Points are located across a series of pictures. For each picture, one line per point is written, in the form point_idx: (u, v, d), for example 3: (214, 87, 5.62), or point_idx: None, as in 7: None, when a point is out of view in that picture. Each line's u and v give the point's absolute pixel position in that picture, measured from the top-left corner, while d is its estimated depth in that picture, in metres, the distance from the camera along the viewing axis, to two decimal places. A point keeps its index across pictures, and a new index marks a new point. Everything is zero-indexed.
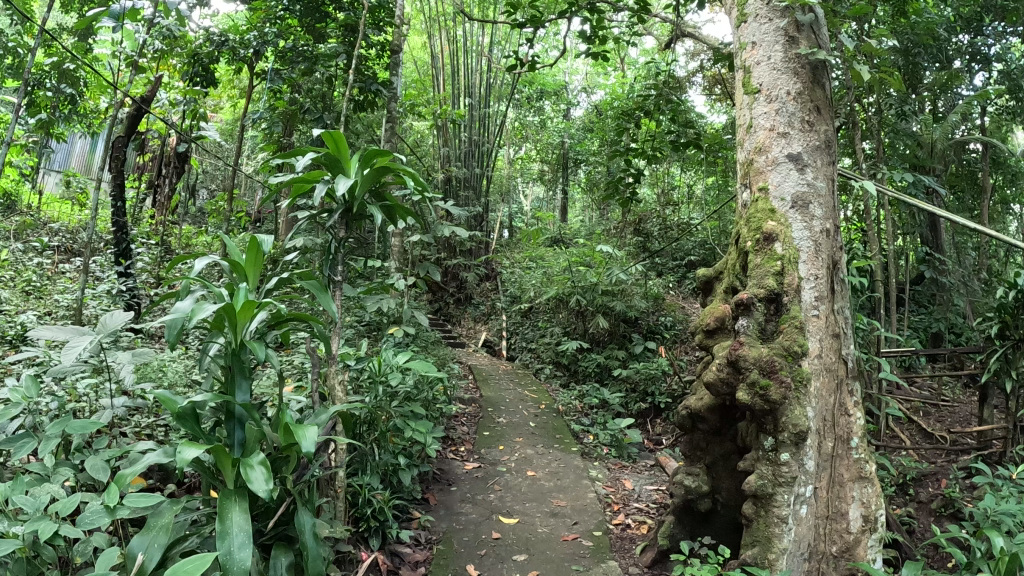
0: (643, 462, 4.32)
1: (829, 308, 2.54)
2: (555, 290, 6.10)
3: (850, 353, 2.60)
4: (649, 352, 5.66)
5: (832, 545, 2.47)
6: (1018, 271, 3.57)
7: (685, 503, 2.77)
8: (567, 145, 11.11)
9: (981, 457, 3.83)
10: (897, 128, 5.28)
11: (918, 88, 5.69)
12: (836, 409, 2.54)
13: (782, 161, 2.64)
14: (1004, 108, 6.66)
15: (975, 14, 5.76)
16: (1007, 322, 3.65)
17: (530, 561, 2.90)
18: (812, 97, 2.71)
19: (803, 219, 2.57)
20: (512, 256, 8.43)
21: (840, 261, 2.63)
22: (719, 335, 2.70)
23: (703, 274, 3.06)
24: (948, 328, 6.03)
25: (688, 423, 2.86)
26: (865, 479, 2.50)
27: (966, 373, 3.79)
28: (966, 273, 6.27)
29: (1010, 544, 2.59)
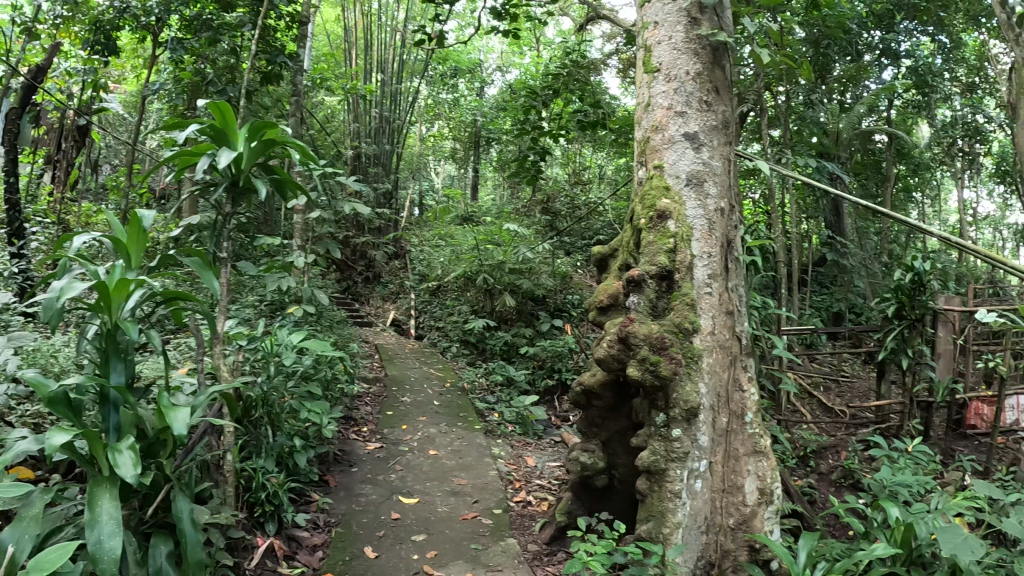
0: (547, 438, 4.35)
1: (722, 286, 2.55)
2: (462, 269, 6.00)
3: (745, 330, 2.64)
4: (556, 330, 5.74)
5: (730, 517, 2.53)
6: (916, 254, 3.69)
7: (583, 479, 2.76)
8: (478, 124, 10.72)
9: (880, 430, 4.00)
10: (804, 115, 5.57)
11: (828, 78, 5.86)
12: (731, 383, 2.59)
13: (678, 140, 2.63)
14: (908, 101, 7.13)
15: (887, 13, 6.29)
16: (903, 303, 3.82)
17: (430, 541, 2.86)
18: (711, 78, 2.71)
19: (697, 197, 2.57)
20: (421, 234, 8.29)
21: (734, 239, 2.64)
22: (613, 314, 2.68)
23: (599, 251, 3.03)
24: (848, 308, 6.30)
25: (581, 400, 2.80)
26: (760, 452, 2.56)
27: (864, 351, 3.92)
28: (867, 256, 6.57)
29: (905, 514, 2.74)
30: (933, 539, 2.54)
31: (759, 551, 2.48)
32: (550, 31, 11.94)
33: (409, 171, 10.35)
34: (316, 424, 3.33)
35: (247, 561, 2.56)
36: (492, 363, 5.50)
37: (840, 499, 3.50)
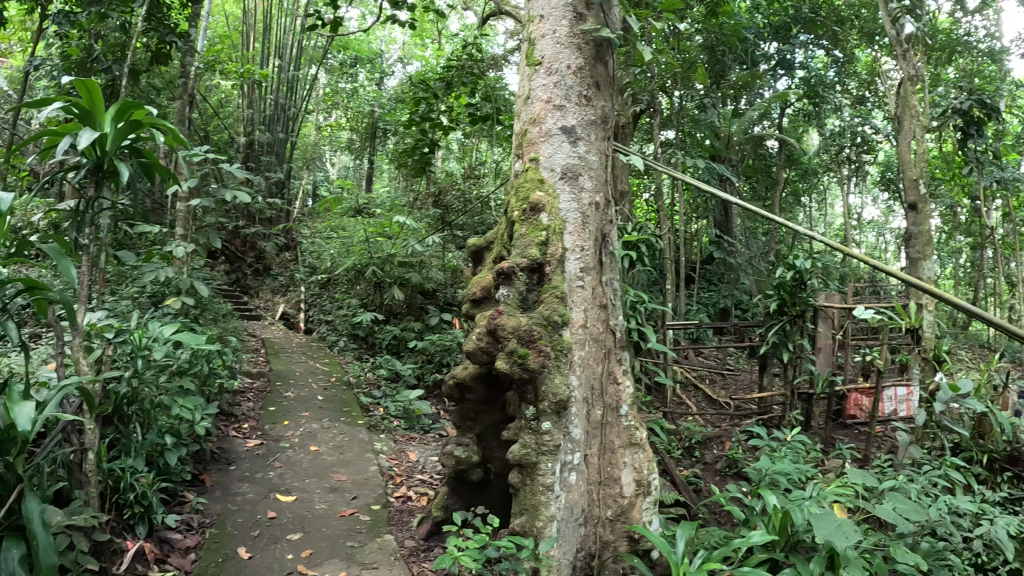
0: (433, 433, 4.40)
1: (595, 279, 2.63)
2: (351, 261, 5.87)
3: (620, 323, 2.72)
4: (445, 324, 5.77)
5: (608, 509, 2.61)
6: (797, 254, 3.83)
7: (457, 473, 2.81)
8: (377, 115, 10.08)
9: (763, 421, 4.11)
10: (698, 118, 5.82)
11: (723, 84, 6.17)
12: (605, 377, 2.66)
13: (555, 133, 2.68)
14: (801, 110, 7.49)
15: (784, 25, 6.58)
16: (786, 299, 3.97)
17: (305, 540, 2.84)
18: (592, 73, 2.77)
19: (571, 189, 2.63)
20: (313, 225, 8.11)
21: (608, 234, 2.73)
22: (485, 308, 2.69)
23: (474, 242, 2.95)
24: (735, 304, 6.64)
25: (455, 394, 2.85)
26: (635, 445, 2.65)
27: (748, 345, 4.06)
28: (753, 255, 6.98)
29: (783, 501, 2.73)
30: (808, 525, 2.55)
31: (638, 541, 2.57)
32: (455, 25, 11.81)
33: (303, 160, 10.00)
34: (190, 421, 3.23)
35: (116, 566, 2.47)
36: (379, 357, 5.44)
37: (721, 489, 3.59)
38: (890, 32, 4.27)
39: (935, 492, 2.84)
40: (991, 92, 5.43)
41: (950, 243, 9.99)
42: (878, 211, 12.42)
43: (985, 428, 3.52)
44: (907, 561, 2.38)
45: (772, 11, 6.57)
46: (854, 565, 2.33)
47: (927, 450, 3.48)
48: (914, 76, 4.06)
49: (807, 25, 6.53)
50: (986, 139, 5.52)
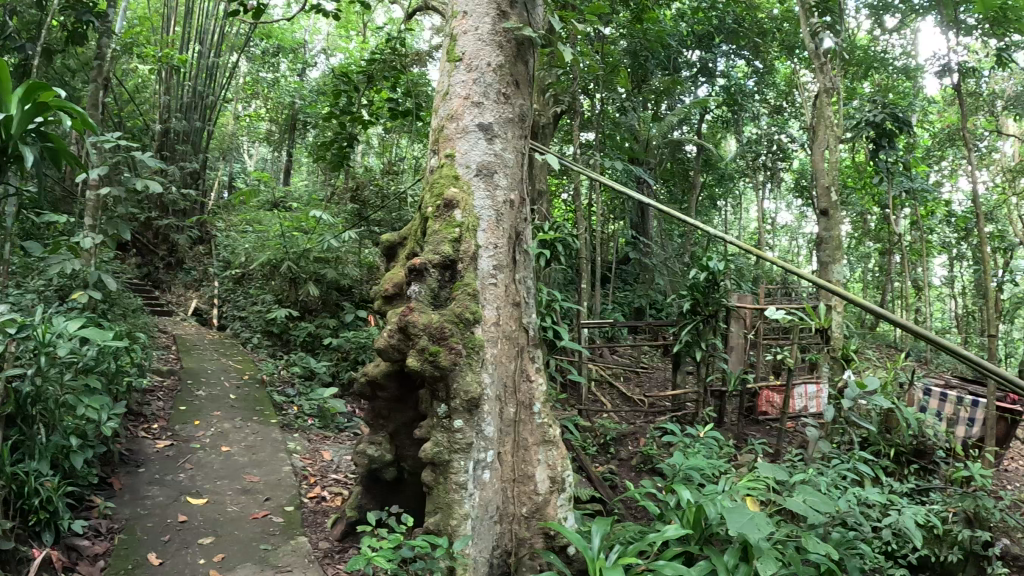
0: (347, 432, 4.35)
1: (508, 277, 2.66)
2: (265, 256, 5.69)
3: (533, 321, 2.78)
4: (360, 321, 5.72)
5: (522, 506, 2.63)
6: (711, 255, 3.97)
7: (370, 472, 2.79)
8: (297, 107, 9.63)
9: (676, 418, 4.28)
10: (617, 122, 5.99)
11: (646, 88, 6.22)
12: (518, 374, 2.69)
13: (472, 130, 2.68)
14: (719, 116, 7.77)
15: (706, 34, 6.77)
16: (699, 300, 4.09)
17: (218, 544, 2.75)
18: (512, 71, 2.79)
19: (486, 187, 2.64)
20: (228, 218, 7.85)
21: (520, 232, 2.75)
22: (397, 304, 2.66)
23: (386, 238, 2.91)
24: (649, 304, 6.89)
25: (367, 392, 2.81)
26: (548, 442, 2.69)
27: (661, 343, 4.15)
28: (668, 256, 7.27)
29: (697, 495, 2.72)
30: (721, 518, 2.54)
31: (553, 538, 2.60)
32: (379, 18, 11.65)
33: (219, 150, 9.67)
34: (95, 421, 3.06)
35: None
36: (292, 354, 5.32)
37: (637, 484, 3.66)
38: (809, 45, 4.33)
39: (844, 484, 2.85)
40: (901, 106, 5.72)
41: (859, 248, 10.49)
42: (791, 216, 12.95)
43: (891, 423, 3.75)
44: (818, 552, 2.39)
45: (695, 21, 6.77)
46: (767, 557, 2.32)
47: (836, 444, 3.56)
48: (831, 89, 4.20)
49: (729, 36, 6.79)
50: (895, 150, 5.82)
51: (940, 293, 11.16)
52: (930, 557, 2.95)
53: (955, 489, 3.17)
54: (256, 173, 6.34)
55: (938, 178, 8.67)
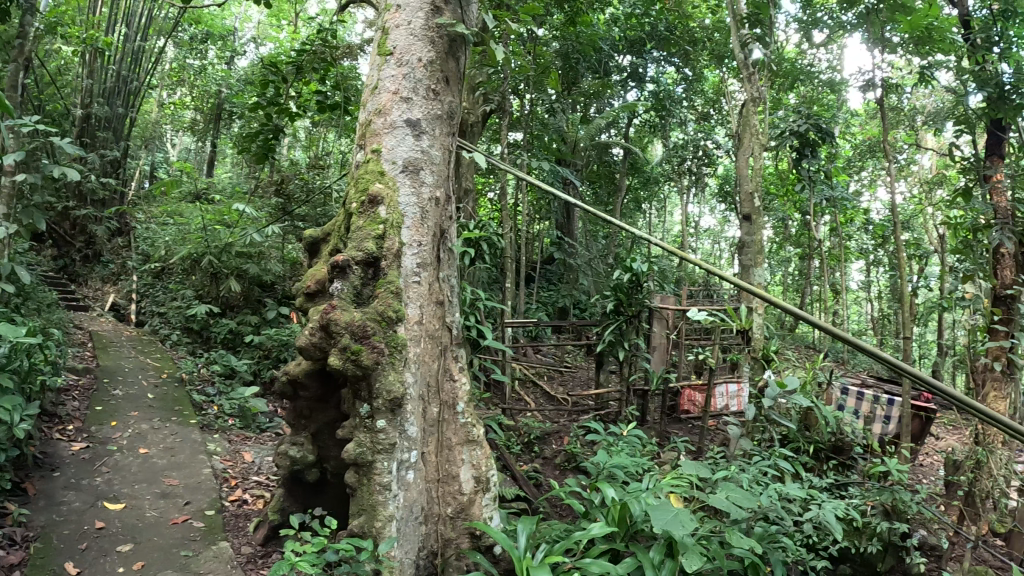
0: (270, 433, 4.25)
1: (431, 275, 2.64)
2: (186, 249, 5.48)
3: (456, 320, 2.77)
4: (282, 318, 5.52)
5: (447, 506, 2.61)
6: (634, 257, 4.08)
7: (292, 474, 2.71)
8: (224, 97, 9.27)
9: (599, 417, 4.34)
10: (546, 123, 6.14)
11: (574, 91, 6.47)
12: (441, 374, 2.67)
13: (399, 125, 2.63)
14: (648, 121, 7.89)
15: (638, 40, 6.95)
16: (622, 299, 4.16)
17: (137, 551, 2.62)
18: (443, 68, 2.76)
19: (411, 184, 2.60)
20: (150, 210, 7.56)
21: (444, 230, 2.73)
22: (320, 302, 2.60)
23: (309, 234, 2.84)
24: (574, 304, 7.11)
25: (288, 391, 2.74)
26: (472, 441, 2.69)
27: (585, 343, 4.20)
28: (592, 257, 7.57)
29: (621, 492, 2.73)
30: (646, 514, 2.57)
31: (479, 537, 2.61)
32: (311, 9, 11.41)
33: (142, 139, 9.28)
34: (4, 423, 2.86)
35: None
36: (213, 352, 5.16)
37: (561, 482, 3.69)
38: (739, 55, 4.57)
39: (766, 481, 2.89)
40: (825, 117, 5.96)
41: (779, 252, 10.90)
42: (715, 220, 13.31)
43: (810, 421, 3.87)
44: (742, 546, 2.43)
45: (628, 26, 6.88)
46: (691, 552, 2.36)
47: (756, 442, 3.67)
48: (758, 98, 4.36)
49: (661, 43, 6.96)
50: (818, 160, 6.06)
51: (857, 296, 11.67)
52: (850, 549, 3.06)
53: (873, 484, 3.28)
54: (179, 163, 6.07)
55: (858, 187, 9.07)
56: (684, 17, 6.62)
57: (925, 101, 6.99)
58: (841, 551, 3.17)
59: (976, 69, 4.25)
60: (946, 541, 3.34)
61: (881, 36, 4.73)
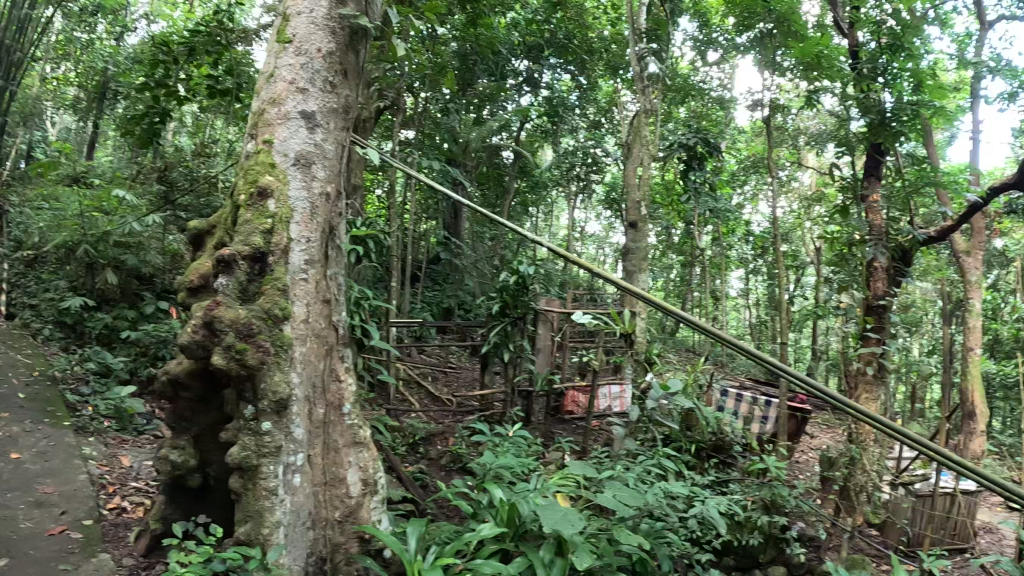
0: (148, 436, 4.08)
1: (320, 273, 2.58)
2: (61, 237, 5.10)
3: (341, 319, 2.73)
4: (161, 313, 5.33)
5: (335, 510, 2.55)
6: (522, 259, 4.11)
7: (173, 480, 2.58)
8: (110, 75, 8.07)
9: (484, 418, 4.25)
10: (439, 122, 6.59)
11: (470, 91, 6.70)
12: (327, 374, 2.61)
13: (293, 117, 2.55)
14: (539, 126, 8.05)
15: (536, 46, 7.08)
16: (508, 301, 4.19)
17: (11, 566, 2.40)
18: (342, 61, 2.71)
19: (302, 178, 2.53)
20: (22, 193, 7.00)
21: (334, 226, 2.67)
22: (205, 297, 2.44)
23: (194, 225, 2.71)
24: (458, 304, 7.41)
25: (168, 392, 2.58)
26: (359, 443, 2.65)
27: (471, 344, 4.16)
28: (477, 258, 7.79)
29: (510, 493, 2.72)
30: (534, 514, 2.58)
31: (368, 541, 2.57)
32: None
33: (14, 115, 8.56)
34: None
35: None
36: (87, 348, 4.87)
37: (447, 483, 3.66)
38: (636, 67, 4.79)
39: (651, 479, 2.95)
40: (712, 133, 6.24)
41: (662, 259, 11.16)
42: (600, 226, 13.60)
43: (692, 421, 3.96)
44: (630, 543, 2.44)
45: (527, 31, 7.01)
46: (582, 549, 2.36)
47: (640, 441, 3.80)
48: (651, 110, 4.61)
49: (560, 50, 7.15)
50: (704, 172, 6.33)
51: (736, 303, 12.29)
52: (733, 542, 3.18)
53: (753, 480, 3.46)
54: (57, 142, 5.62)
55: (741, 200, 9.54)
56: (585, 27, 7.00)
57: (809, 123, 7.49)
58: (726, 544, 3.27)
59: (861, 96, 4.48)
60: (822, 532, 3.53)
61: (773, 60, 4.95)
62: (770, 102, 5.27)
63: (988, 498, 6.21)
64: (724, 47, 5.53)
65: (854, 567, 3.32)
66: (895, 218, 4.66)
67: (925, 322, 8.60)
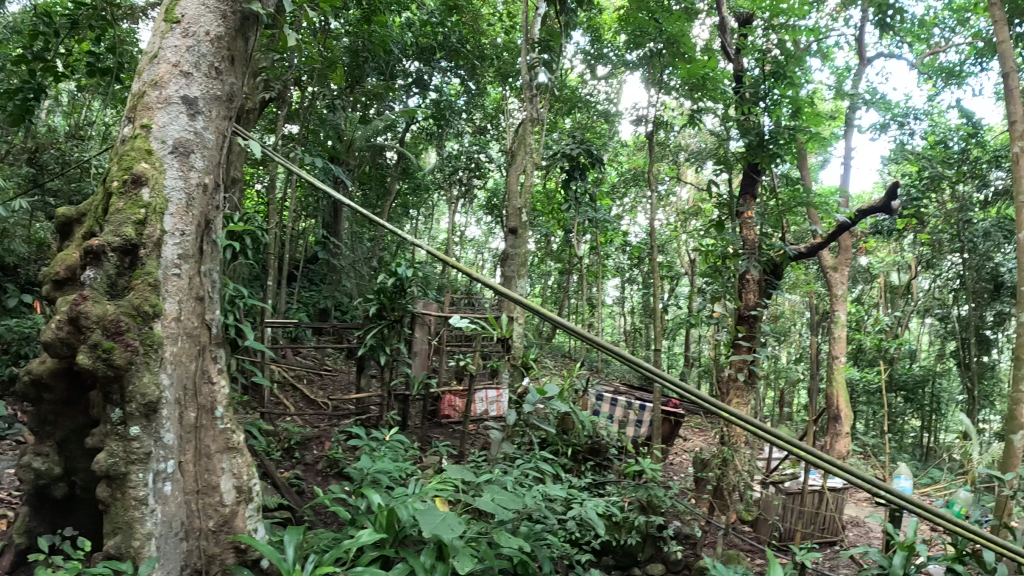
0: (7, 440, 3.79)
1: (193, 268, 2.47)
2: None
3: (215, 318, 2.63)
4: (22, 308, 4.99)
5: (210, 520, 2.44)
6: (399, 261, 3.94)
7: (35, 490, 2.41)
8: None
9: (360, 421, 4.16)
10: (324, 118, 6.50)
11: (357, 89, 6.49)
12: (198, 376, 2.50)
13: (174, 102, 2.44)
14: (425, 129, 8.25)
15: (429, 48, 7.15)
16: (385, 304, 4.01)
17: None
18: (230, 46, 2.62)
19: (179, 167, 2.43)
20: None
21: (211, 219, 2.58)
22: (71, 291, 2.30)
23: (61, 213, 2.54)
24: (335, 305, 7.32)
25: (30, 393, 2.41)
26: (233, 448, 2.56)
27: (346, 347, 4.00)
28: (356, 260, 7.77)
29: (388, 498, 2.69)
30: (414, 519, 2.56)
31: (245, 551, 2.48)
32: None
33: None
34: None
35: None
36: None
37: (325, 489, 3.62)
38: (525, 76, 4.84)
39: (529, 483, 2.99)
40: (594, 145, 6.46)
41: (540, 266, 11.42)
42: (479, 230, 13.63)
43: (567, 425, 4.10)
44: (511, 545, 2.45)
45: (420, 33, 7.00)
46: (463, 554, 2.36)
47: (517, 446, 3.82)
48: (537, 119, 4.72)
49: (451, 53, 7.25)
50: (585, 182, 6.53)
51: (610, 311, 12.73)
52: (611, 541, 3.32)
53: (628, 482, 3.55)
54: None
55: (619, 212, 9.89)
56: (477, 32, 7.09)
57: (690, 141, 8.01)
58: (605, 545, 3.41)
59: (741, 118, 4.74)
60: (698, 530, 3.78)
61: (661, 78, 5.12)
62: (653, 118, 5.48)
63: (850, 494, 6.67)
64: (615, 63, 5.78)
65: (729, 561, 3.51)
66: (768, 233, 4.92)
67: (794, 331, 9.22)
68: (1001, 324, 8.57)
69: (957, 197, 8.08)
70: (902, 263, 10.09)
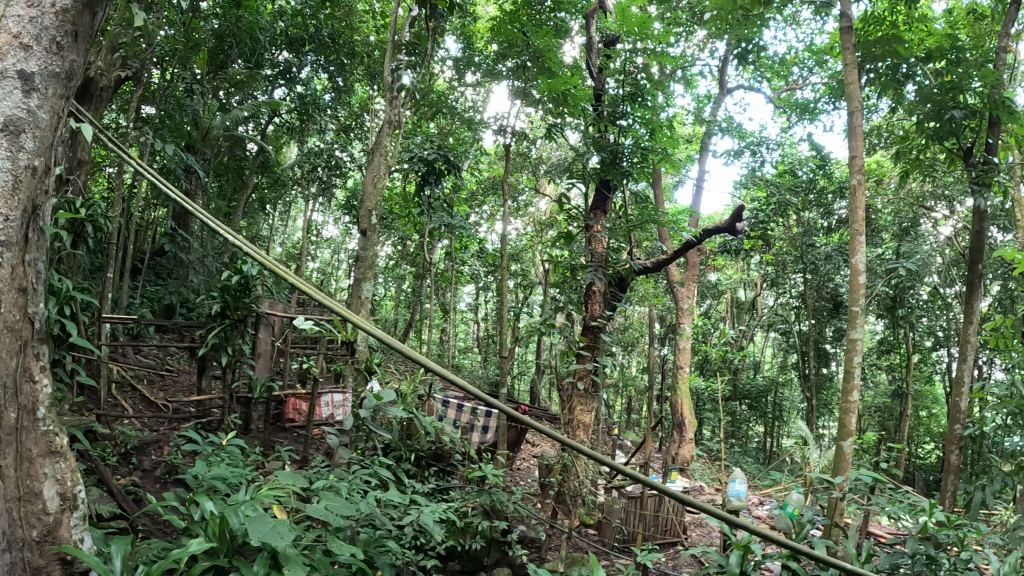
0: None
1: (16, 256, 1.95)
2: None
3: (39, 311, 2.13)
4: None
5: (31, 529, 1.99)
6: (245, 259, 3.75)
7: None
8: None
9: (199, 425, 3.96)
10: (181, 102, 6.13)
11: (221, 75, 6.38)
12: (20, 373, 2.01)
13: (7, 76, 1.85)
14: (287, 122, 8.09)
15: (298, 38, 7.13)
16: (228, 303, 3.82)
17: None
18: (76, 19, 1.99)
19: (7, 148, 1.86)
20: None
21: (40, 206, 2.03)
22: None
23: None
24: (180, 302, 6.93)
25: None
26: (58, 452, 2.11)
27: (184, 347, 3.77)
28: (206, 254, 7.40)
29: (222, 505, 2.51)
30: (246, 528, 2.37)
31: (73, 562, 2.06)
32: None
33: None
34: None
35: None
36: None
37: (160, 497, 3.44)
38: (388, 78, 4.81)
39: (365, 489, 2.90)
40: (453, 152, 6.49)
41: (396, 269, 10.84)
42: (336, 229, 13.30)
43: (413, 430, 4.11)
44: (345, 553, 2.35)
45: (291, 23, 6.99)
46: (295, 563, 2.24)
47: (361, 450, 3.81)
48: (394, 122, 4.67)
49: (320, 48, 7.28)
50: (440, 188, 6.43)
51: (464, 317, 12.78)
52: (456, 547, 3.35)
53: (471, 487, 3.58)
54: None
55: (477, 219, 10.01)
56: (350, 28, 7.38)
57: (553, 154, 8.44)
58: (451, 550, 3.48)
59: (599, 135, 4.99)
60: (541, 533, 3.97)
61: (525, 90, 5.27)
62: (515, 129, 5.60)
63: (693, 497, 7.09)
64: (483, 71, 5.85)
65: (572, 564, 3.63)
66: (616, 248, 5.25)
67: (643, 342, 9.66)
68: (837, 340, 9.43)
69: (802, 222, 8.78)
70: (748, 281, 10.94)
